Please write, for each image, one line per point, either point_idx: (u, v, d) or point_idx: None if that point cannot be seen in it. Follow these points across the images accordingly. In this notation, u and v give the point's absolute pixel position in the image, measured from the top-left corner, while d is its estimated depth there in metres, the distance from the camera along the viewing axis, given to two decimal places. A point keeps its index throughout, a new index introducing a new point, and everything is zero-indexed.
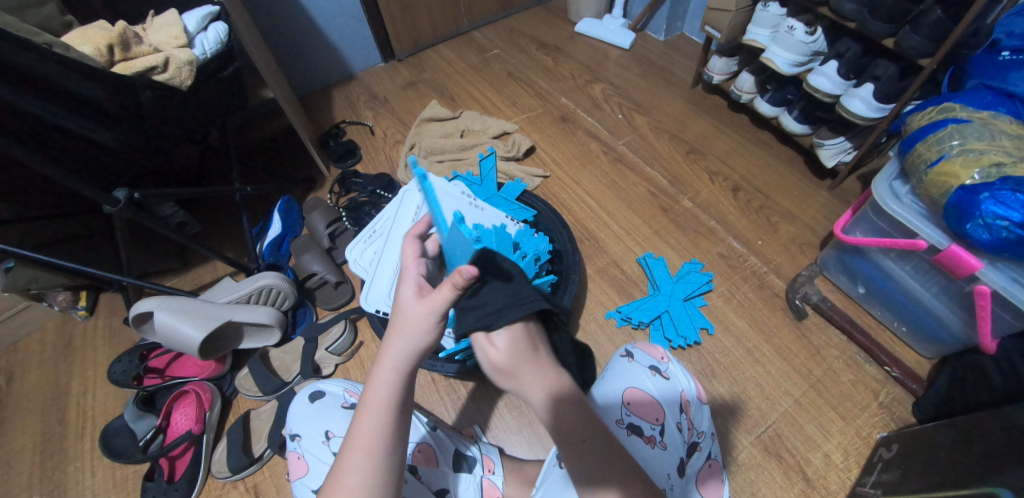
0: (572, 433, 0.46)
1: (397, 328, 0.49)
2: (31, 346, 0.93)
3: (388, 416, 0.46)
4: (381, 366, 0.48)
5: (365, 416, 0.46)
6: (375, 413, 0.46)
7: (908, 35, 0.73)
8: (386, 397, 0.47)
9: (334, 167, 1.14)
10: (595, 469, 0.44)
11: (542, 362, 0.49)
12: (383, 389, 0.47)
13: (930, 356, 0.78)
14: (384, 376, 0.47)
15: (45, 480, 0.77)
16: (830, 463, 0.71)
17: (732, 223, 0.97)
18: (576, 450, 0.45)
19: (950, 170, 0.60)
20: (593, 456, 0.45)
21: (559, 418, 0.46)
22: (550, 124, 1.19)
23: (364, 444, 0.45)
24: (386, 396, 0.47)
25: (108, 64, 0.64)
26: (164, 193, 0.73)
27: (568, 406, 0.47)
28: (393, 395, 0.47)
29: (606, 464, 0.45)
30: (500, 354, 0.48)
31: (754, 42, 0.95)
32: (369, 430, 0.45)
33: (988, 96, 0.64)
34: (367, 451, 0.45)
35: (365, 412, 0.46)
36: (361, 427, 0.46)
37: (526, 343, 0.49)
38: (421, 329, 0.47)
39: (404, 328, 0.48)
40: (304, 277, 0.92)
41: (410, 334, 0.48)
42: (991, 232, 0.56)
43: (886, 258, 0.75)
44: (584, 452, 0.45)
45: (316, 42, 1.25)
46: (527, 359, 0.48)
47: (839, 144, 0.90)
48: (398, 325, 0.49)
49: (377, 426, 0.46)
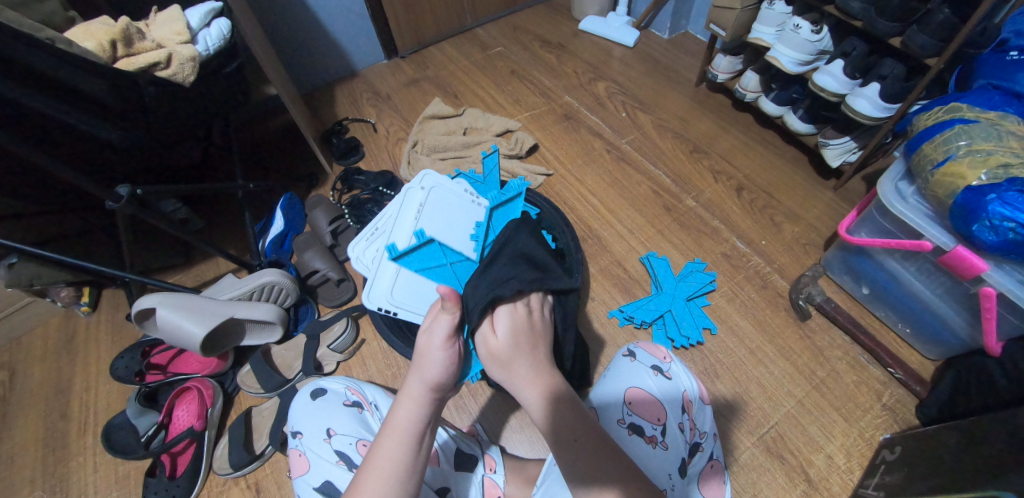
0: (564, 430, 0.48)
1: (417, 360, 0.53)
2: (34, 341, 0.93)
3: (405, 443, 0.48)
4: (404, 395, 0.51)
5: (383, 444, 0.48)
6: (395, 440, 0.48)
7: (915, 34, 0.72)
8: (406, 425, 0.49)
9: (337, 165, 1.14)
10: (588, 467, 0.45)
11: (536, 363, 0.54)
12: (403, 418, 0.49)
13: (934, 357, 0.77)
14: (406, 405, 0.50)
15: (47, 475, 0.78)
16: (833, 464, 0.70)
17: (735, 223, 0.96)
18: (569, 449, 0.47)
19: (957, 171, 0.60)
20: (586, 454, 0.46)
21: (553, 419, 0.49)
22: (553, 122, 1.18)
23: (382, 470, 0.46)
24: (407, 423, 0.49)
25: (111, 61, 0.64)
26: (167, 190, 0.73)
27: (560, 407, 0.50)
28: (413, 423, 0.49)
29: (599, 464, 0.46)
30: (498, 341, 0.55)
31: (759, 41, 0.95)
32: (389, 456, 0.47)
33: (995, 96, 0.63)
34: (385, 479, 0.45)
35: (385, 439, 0.48)
36: (380, 452, 0.47)
37: (523, 344, 0.55)
38: (435, 359, 0.51)
39: (422, 359, 0.52)
40: (306, 274, 0.92)
41: (427, 364, 0.51)
42: (998, 233, 0.55)
43: (891, 258, 0.74)
44: (575, 448, 0.47)
45: (319, 39, 1.25)
46: (521, 357, 0.54)
47: (844, 144, 0.90)
48: (418, 357, 0.53)
49: (396, 452, 0.47)
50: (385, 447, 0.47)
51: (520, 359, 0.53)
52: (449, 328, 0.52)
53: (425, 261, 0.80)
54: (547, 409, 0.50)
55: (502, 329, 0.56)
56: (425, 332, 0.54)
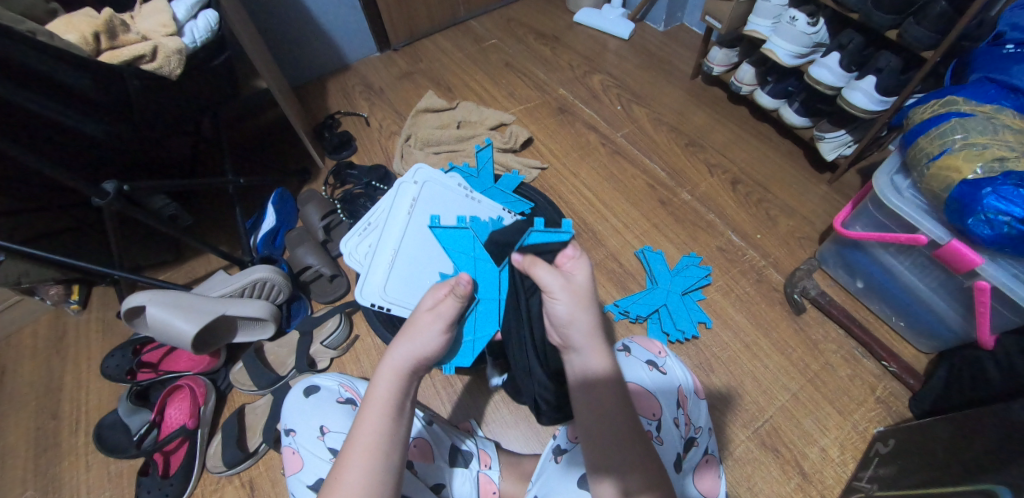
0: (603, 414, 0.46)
1: (403, 332, 0.51)
2: (23, 340, 0.91)
3: (384, 417, 0.46)
4: (383, 367, 0.49)
5: (363, 418, 0.46)
6: (375, 412, 0.46)
7: (912, 27, 0.71)
8: (386, 399, 0.47)
9: (329, 159, 1.13)
10: (604, 454, 0.45)
11: (596, 334, 0.49)
12: (384, 391, 0.48)
13: (928, 350, 0.78)
14: (383, 376, 0.48)
15: (39, 474, 0.77)
16: (827, 457, 0.71)
17: (731, 217, 0.96)
18: (594, 430, 0.46)
19: (952, 164, 0.59)
20: (606, 439, 0.45)
21: (586, 395, 0.48)
22: (547, 115, 1.17)
23: (364, 442, 0.45)
24: (384, 396, 0.47)
25: (94, 53, 0.63)
26: (154, 185, 0.72)
27: (600, 386, 0.48)
28: (392, 397, 0.47)
29: (614, 453, 0.45)
30: (574, 285, 0.50)
31: (755, 33, 0.94)
32: (368, 428, 0.45)
33: (991, 90, 0.63)
34: (367, 452, 0.44)
35: (366, 410, 0.47)
36: (360, 424, 0.46)
37: (592, 307, 0.50)
38: (426, 334, 0.50)
39: (410, 331, 0.50)
40: (299, 270, 0.91)
41: (416, 340, 0.50)
42: (992, 227, 0.55)
43: (885, 252, 0.74)
44: (604, 427, 0.46)
45: (310, 31, 1.23)
46: (590, 316, 0.49)
47: (839, 137, 0.89)
48: (407, 329, 0.51)
49: (377, 425, 0.46)
50: (365, 418, 0.46)
51: (585, 317, 0.49)
52: (453, 309, 0.51)
53: (455, 245, 0.79)
54: (588, 385, 0.48)
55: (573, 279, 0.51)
56: (427, 309, 0.52)
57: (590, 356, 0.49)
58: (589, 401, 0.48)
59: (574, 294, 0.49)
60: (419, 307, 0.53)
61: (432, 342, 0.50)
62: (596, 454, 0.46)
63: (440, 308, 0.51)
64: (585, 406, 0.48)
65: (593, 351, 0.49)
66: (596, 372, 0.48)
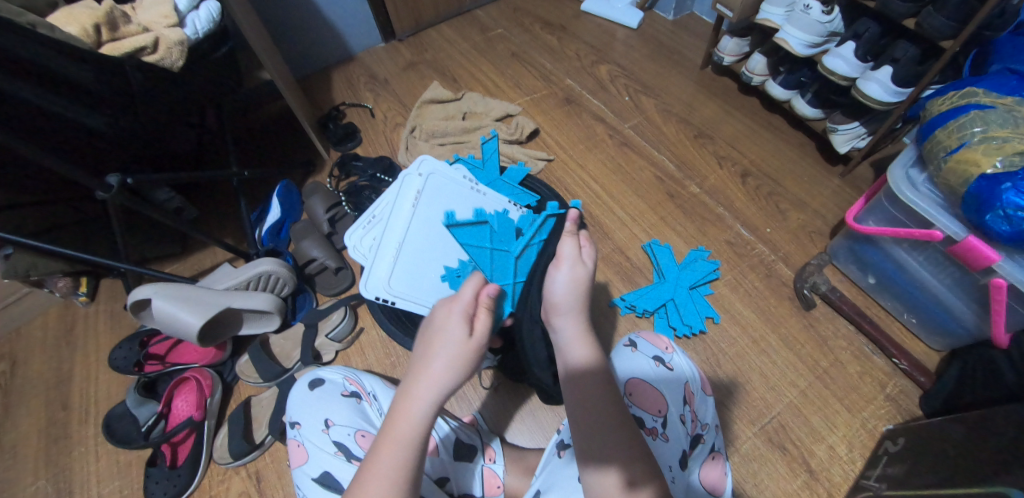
0: (592, 403, 0.47)
1: (433, 357, 0.46)
2: (33, 331, 0.92)
3: (414, 449, 0.44)
4: (412, 397, 0.45)
5: (391, 453, 0.43)
6: (403, 446, 0.43)
7: (931, 15, 0.69)
8: (416, 430, 0.44)
9: (334, 151, 1.12)
10: (594, 439, 0.46)
11: (584, 326, 0.53)
12: (413, 423, 0.44)
13: (939, 347, 0.76)
14: (413, 408, 0.45)
15: (50, 464, 0.78)
16: (834, 455, 0.70)
17: (740, 210, 0.94)
18: (584, 417, 0.47)
19: (971, 158, 0.57)
20: (595, 423, 0.46)
21: (578, 383, 0.49)
22: (554, 106, 1.16)
23: (390, 477, 0.42)
24: (416, 427, 0.44)
25: (96, 45, 0.62)
26: (158, 178, 0.71)
27: (587, 374, 0.50)
28: (421, 429, 0.44)
29: (602, 437, 0.45)
30: (578, 274, 0.55)
31: (768, 22, 0.91)
32: (399, 461, 0.43)
33: (1013, 80, 0.61)
34: (395, 486, 0.41)
35: (391, 444, 0.43)
36: (384, 459, 0.43)
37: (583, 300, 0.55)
38: (465, 363, 0.46)
39: (446, 358, 0.46)
40: (303, 263, 0.91)
41: (451, 369, 0.46)
42: (1012, 223, 0.54)
43: (898, 248, 0.73)
44: (593, 412, 0.47)
45: (315, 21, 1.21)
46: (577, 302, 0.54)
47: (852, 130, 0.87)
48: (435, 354, 0.46)
49: (407, 459, 0.43)
50: (389, 452, 0.43)
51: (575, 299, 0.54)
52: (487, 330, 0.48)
53: (471, 237, 0.80)
54: (577, 375, 0.50)
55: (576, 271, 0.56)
56: (462, 334, 0.47)
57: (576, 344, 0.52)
58: (578, 390, 0.49)
59: (573, 284, 0.55)
60: (445, 327, 0.48)
61: (469, 370, 0.47)
62: (588, 442, 0.46)
63: (478, 331, 0.47)
64: (574, 396, 0.49)
65: (580, 342, 0.52)
66: (585, 362, 0.50)
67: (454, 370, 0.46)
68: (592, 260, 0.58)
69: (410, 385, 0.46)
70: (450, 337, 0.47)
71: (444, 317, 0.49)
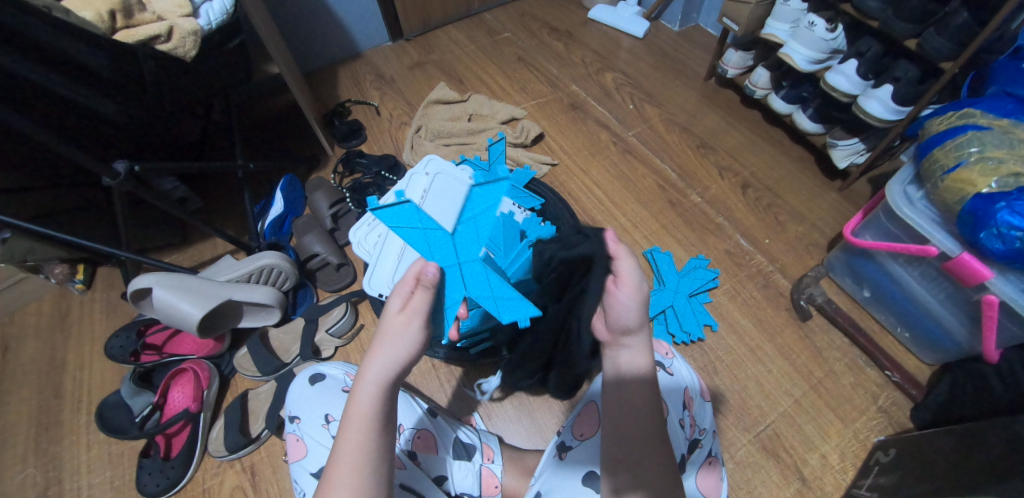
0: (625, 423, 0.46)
1: (380, 340, 0.45)
2: (26, 317, 0.91)
3: (372, 429, 0.43)
4: (363, 379, 0.44)
5: (348, 433, 0.43)
6: (360, 427, 0.43)
7: (933, 37, 0.71)
8: (372, 411, 0.43)
9: (338, 147, 1.12)
10: (613, 449, 0.46)
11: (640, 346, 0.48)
12: (366, 406, 0.43)
13: (931, 362, 0.78)
14: (366, 389, 0.44)
15: (40, 452, 0.77)
16: (827, 464, 0.71)
17: (740, 220, 0.96)
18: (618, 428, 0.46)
19: (967, 177, 0.59)
20: (621, 436, 0.45)
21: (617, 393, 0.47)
22: (559, 111, 1.17)
23: (350, 458, 0.42)
24: (368, 408, 0.43)
25: (109, 31, 0.62)
26: (165, 167, 0.71)
27: (630, 389, 0.46)
28: (377, 409, 0.43)
29: (634, 450, 0.45)
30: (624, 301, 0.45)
31: (772, 37, 0.93)
32: (353, 442, 0.42)
33: (1010, 104, 0.63)
34: (355, 466, 0.41)
35: (348, 427, 0.43)
36: (343, 442, 0.42)
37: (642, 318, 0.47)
38: (410, 341, 0.44)
39: (390, 338, 0.44)
40: (305, 258, 0.91)
41: (394, 344, 0.44)
42: (1004, 242, 0.55)
43: (894, 263, 0.74)
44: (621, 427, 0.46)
45: (324, 16, 1.22)
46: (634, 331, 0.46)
47: (852, 146, 0.89)
48: (383, 334, 0.45)
49: (363, 438, 0.42)
50: (347, 436, 0.43)
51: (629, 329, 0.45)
52: (425, 304, 0.46)
53: None
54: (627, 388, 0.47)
55: (641, 285, 0.46)
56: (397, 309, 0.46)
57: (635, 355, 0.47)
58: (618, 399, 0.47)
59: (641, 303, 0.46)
60: (389, 308, 0.46)
61: (416, 347, 0.45)
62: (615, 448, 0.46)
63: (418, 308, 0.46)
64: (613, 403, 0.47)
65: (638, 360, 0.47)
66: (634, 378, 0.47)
67: (400, 349, 0.44)
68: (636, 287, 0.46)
69: (362, 368, 0.44)
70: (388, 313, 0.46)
71: (393, 301, 0.47)
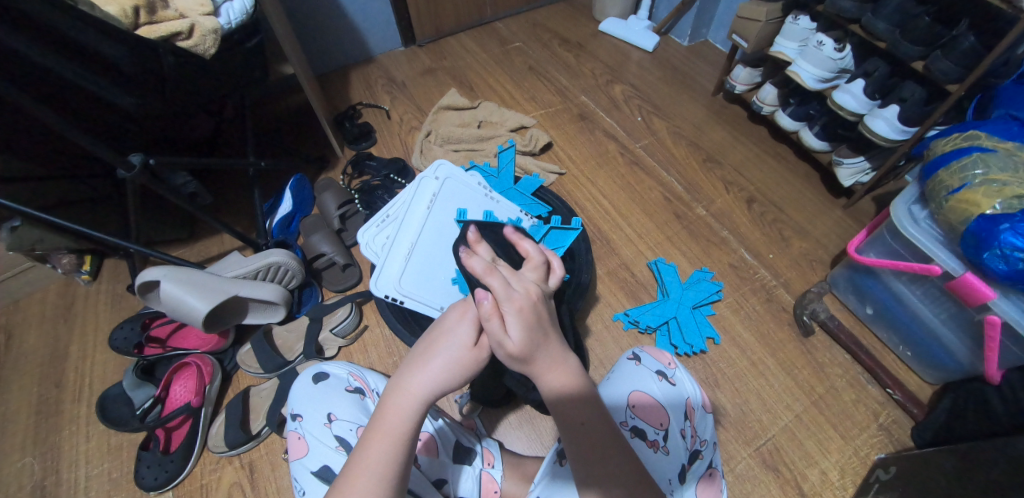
0: (588, 434, 0.44)
1: (433, 357, 0.45)
2: (31, 306, 0.92)
3: (403, 445, 0.43)
4: (406, 393, 0.44)
5: (377, 443, 0.42)
6: (391, 438, 0.43)
7: (939, 59, 0.72)
8: (407, 426, 0.43)
9: (348, 149, 1.13)
10: (586, 468, 0.44)
11: (556, 345, 0.45)
12: (403, 417, 0.43)
13: (932, 381, 0.78)
14: (407, 402, 0.44)
15: (39, 442, 0.77)
16: (827, 481, 0.71)
17: (745, 234, 0.97)
18: (581, 440, 0.44)
19: (971, 198, 0.60)
20: (590, 448, 0.44)
21: (565, 410, 0.45)
22: (568, 121, 1.18)
23: (377, 468, 0.41)
24: (405, 424, 0.43)
25: (132, 27, 0.63)
26: (177, 161, 0.71)
27: (575, 399, 0.45)
28: (411, 426, 0.44)
29: (608, 462, 0.44)
30: (522, 304, 0.43)
31: (781, 55, 0.95)
32: (385, 455, 0.42)
33: (1014, 127, 0.64)
34: (381, 478, 0.41)
35: (380, 435, 0.43)
36: (372, 450, 0.42)
37: (538, 329, 0.43)
38: (460, 368, 0.45)
39: (445, 362, 0.44)
40: (313, 257, 0.91)
41: (445, 369, 0.44)
42: (1008, 262, 0.56)
43: (897, 281, 0.75)
44: (589, 437, 0.44)
45: (339, 20, 1.23)
46: (540, 336, 0.43)
47: (857, 164, 0.90)
48: (438, 352, 0.45)
49: (395, 453, 0.42)
50: (376, 446, 0.42)
51: (536, 336, 0.43)
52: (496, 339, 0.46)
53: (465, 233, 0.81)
54: (563, 401, 0.45)
55: (515, 300, 0.43)
56: (458, 328, 0.46)
57: (555, 362, 0.45)
58: (567, 412, 0.45)
59: (519, 318, 0.42)
60: (452, 330, 0.46)
61: (467, 376, 0.45)
62: (585, 468, 0.44)
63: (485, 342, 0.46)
64: (568, 418, 0.45)
65: (557, 362, 0.45)
66: (567, 387, 0.45)
67: (451, 373, 0.44)
68: (525, 285, 0.45)
69: (405, 380, 0.44)
70: (456, 335, 0.46)
71: (454, 320, 0.47)
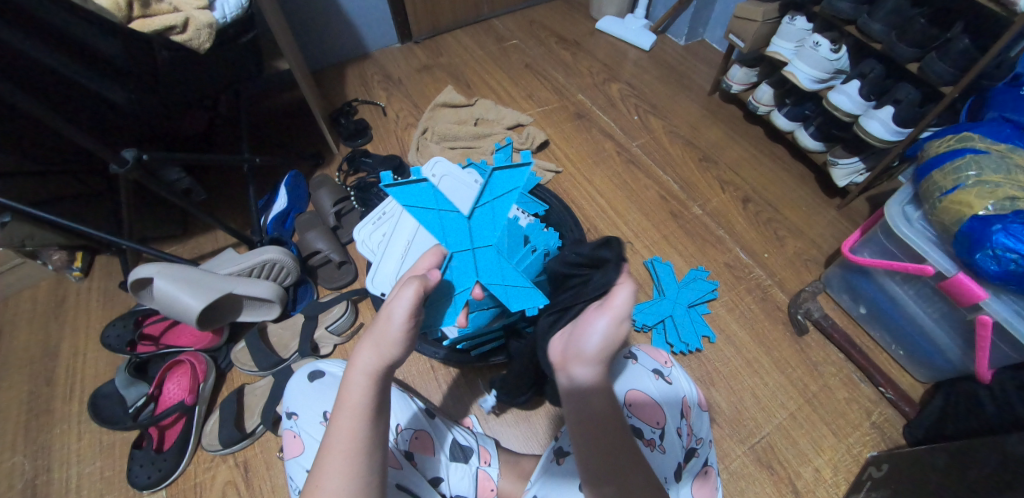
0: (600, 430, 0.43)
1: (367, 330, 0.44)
2: (21, 303, 0.91)
3: (365, 419, 0.42)
4: (352, 370, 0.44)
5: (340, 423, 0.42)
6: (352, 415, 0.42)
7: (934, 61, 0.72)
8: (362, 400, 0.43)
9: (344, 146, 1.12)
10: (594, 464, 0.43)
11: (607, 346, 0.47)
12: (356, 393, 0.43)
13: (924, 380, 0.79)
14: (356, 378, 0.43)
15: (29, 440, 0.76)
16: (820, 478, 0.72)
17: (740, 234, 0.97)
18: (595, 437, 0.43)
19: (964, 199, 0.60)
20: (600, 446, 0.43)
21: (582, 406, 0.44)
22: (565, 119, 1.18)
23: (343, 446, 0.41)
24: (358, 398, 0.43)
25: (125, 20, 0.60)
26: (172, 157, 0.71)
27: (596, 396, 0.44)
28: (367, 398, 0.43)
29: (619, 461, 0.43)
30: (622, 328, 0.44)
31: (777, 55, 0.95)
32: (347, 432, 0.42)
33: (1007, 129, 0.65)
34: (347, 455, 0.41)
35: (340, 414, 0.43)
36: (335, 434, 0.42)
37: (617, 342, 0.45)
38: (389, 331, 0.43)
39: (376, 330, 0.43)
40: (308, 254, 0.91)
41: (379, 337, 0.43)
42: (999, 263, 0.56)
43: (891, 281, 0.76)
44: (600, 436, 0.43)
45: (335, 16, 1.22)
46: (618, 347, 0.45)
47: (852, 165, 0.91)
48: (372, 325, 0.44)
49: (356, 427, 0.42)
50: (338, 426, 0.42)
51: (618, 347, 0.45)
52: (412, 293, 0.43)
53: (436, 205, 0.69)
54: (587, 397, 0.44)
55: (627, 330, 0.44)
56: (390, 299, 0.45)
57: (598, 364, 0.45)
58: (585, 407, 0.44)
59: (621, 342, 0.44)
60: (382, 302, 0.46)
61: (400, 337, 0.43)
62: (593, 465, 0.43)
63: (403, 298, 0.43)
64: (584, 414, 0.44)
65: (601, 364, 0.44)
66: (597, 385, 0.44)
67: (383, 337, 0.43)
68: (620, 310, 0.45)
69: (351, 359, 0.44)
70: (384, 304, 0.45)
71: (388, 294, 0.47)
